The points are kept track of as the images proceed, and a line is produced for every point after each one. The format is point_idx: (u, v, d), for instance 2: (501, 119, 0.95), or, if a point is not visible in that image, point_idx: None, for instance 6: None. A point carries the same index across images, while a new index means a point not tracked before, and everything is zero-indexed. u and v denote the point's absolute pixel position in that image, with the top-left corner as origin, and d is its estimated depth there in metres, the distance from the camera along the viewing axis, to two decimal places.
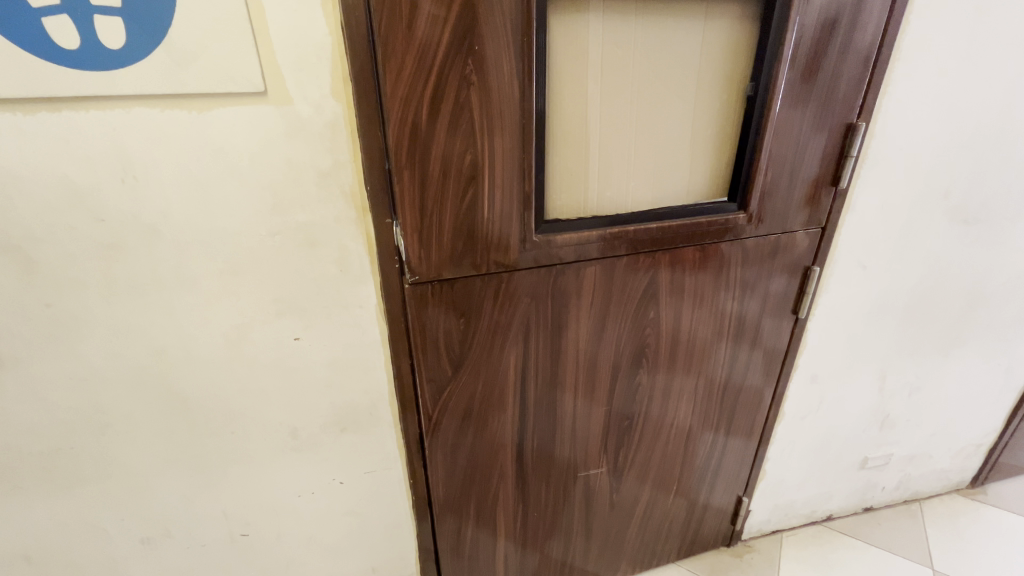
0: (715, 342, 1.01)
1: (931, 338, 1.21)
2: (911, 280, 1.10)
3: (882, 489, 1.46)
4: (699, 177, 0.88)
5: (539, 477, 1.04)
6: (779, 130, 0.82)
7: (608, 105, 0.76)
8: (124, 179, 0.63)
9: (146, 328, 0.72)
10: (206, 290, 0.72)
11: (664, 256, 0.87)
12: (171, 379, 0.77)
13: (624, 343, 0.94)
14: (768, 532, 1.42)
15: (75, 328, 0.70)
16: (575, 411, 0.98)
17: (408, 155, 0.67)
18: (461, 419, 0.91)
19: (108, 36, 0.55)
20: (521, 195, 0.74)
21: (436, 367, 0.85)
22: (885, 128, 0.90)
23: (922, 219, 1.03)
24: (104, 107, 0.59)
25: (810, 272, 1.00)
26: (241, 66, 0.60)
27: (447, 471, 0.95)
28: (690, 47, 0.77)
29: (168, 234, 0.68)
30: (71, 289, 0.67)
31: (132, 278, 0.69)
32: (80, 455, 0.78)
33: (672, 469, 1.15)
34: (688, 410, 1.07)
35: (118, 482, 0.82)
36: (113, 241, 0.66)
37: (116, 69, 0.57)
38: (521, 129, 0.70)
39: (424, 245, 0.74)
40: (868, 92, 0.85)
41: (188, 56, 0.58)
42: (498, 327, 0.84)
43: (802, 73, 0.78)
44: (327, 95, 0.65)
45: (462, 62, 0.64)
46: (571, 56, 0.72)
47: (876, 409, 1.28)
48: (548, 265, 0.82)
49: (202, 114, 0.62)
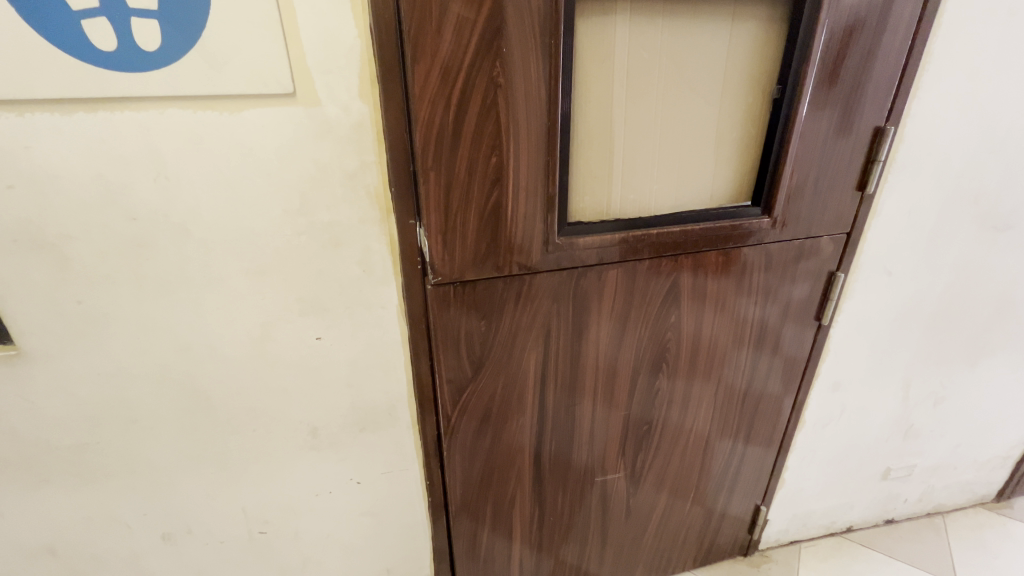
0: (736, 348, 1.00)
1: (957, 348, 1.18)
2: (939, 286, 1.07)
3: (905, 501, 1.43)
4: (723, 181, 0.87)
5: (556, 480, 1.03)
6: (805, 134, 0.81)
7: (632, 108, 0.76)
8: (156, 179, 0.64)
9: (172, 325, 0.73)
10: (232, 288, 0.73)
11: (687, 259, 0.86)
12: (195, 376, 0.78)
13: (644, 348, 0.93)
14: (785, 543, 1.40)
15: (104, 324, 0.71)
16: (593, 416, 0.98)
17: (435, 157, 0.68)
18: (479, 421, 0.91)
19: (145, 37, 0.56)
20: (545, 197, 0.74)
21: (456, 368, 0.85)
22: (912, 132, 0.89)
23: (950, 225, 1.01)
24: (141, 108, 0.61)
25: (835, 277, 0.98)
26: (273, 69, 0.61)
27: (465, 472, 0.95)
28: (716, 51, 0.76)
29: (196, 232, 0.69)
30: (102, 286, 0.69)
31: (160, 276, 0.70)
32: (106, 450, 0.79)
33: (689, 476, 1.14)
34: (706, 415, 1.06)
35: (141, 477, 0.83)
36: (143, 239, 0.67)
37: (151, 71, 0.58)
38: (546, 131, 0.70)
39: (448, 246, 0.74)
40: (898, 94, 0.83)
41: (221, 57, 0.59)
42: (519, 328, 0.84)
43: (829, 76, 0.77)
44: (355, 97, 0.65)
45: (490, 65, 0.64)
46: (597, 59, 0.71)
47: (898, 420, 1.26)
48: (570, 267, 0.81)
49: (233, 116, 0.63)
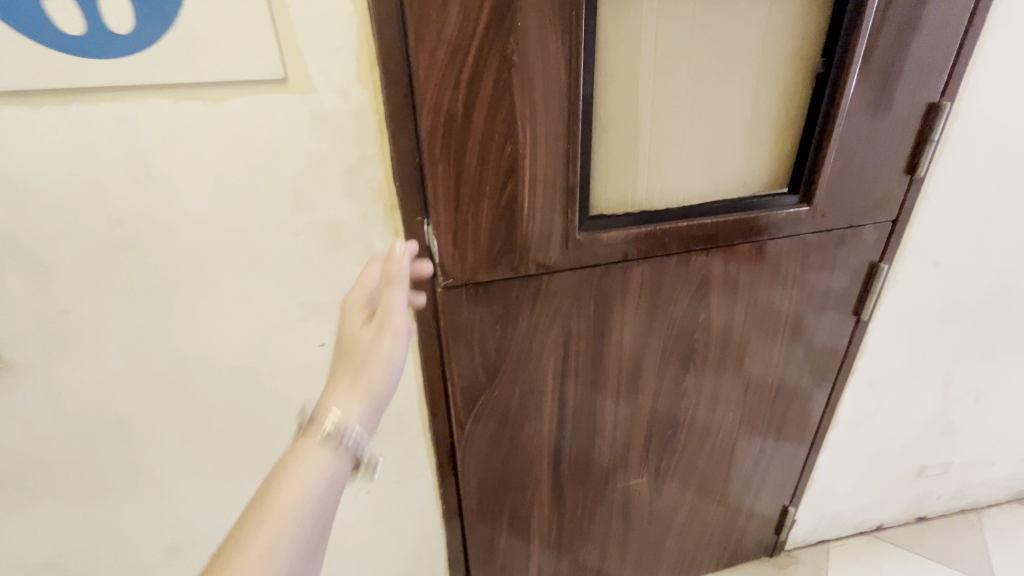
0: (767, 345, 0.93)
1: (1004, 340, 1.10)
2: (988, 275, 0.99)
3: (939, 498, 1.36)
4: (758, 166, 0.79)
5: (576, 485, 0.98)
6: (852, 113, 0.72)
7: (660, 88, 0.68)
8: (138, 177, 0.59)
9: (166, 334, 0.68)
10: (227, 294, 0.68)
11: (717, 253, 0.79)
12: (192, 386, 0.73)
13: (670, 348, 0.87)
14: (813, 543, 1.34)
15: (93, 334, 0.66)
16: (615, 419, 0.92)
17: (442, 147, 0.61)
18: (495, 428, 0.86)
19: (114, 19, 0.50)
20: (565, 188, 0.67)
21: (470, 374, 0.79)
22: (969, 108, 0.80)
23: (1004, 210, 0.92)
24: (116, 99, 0.54)
25: (877, 269, 0.90)
26: (260, 51, 0.54)
27: (480, 480, 0.91)
28: (754, 20, 0.68)
29: (185, 235, 0.63)
30: (88, 294, 0.64)
31: (150, 282, 0.65)
32: (103, 464, 0.75)
33: (715, 477, 1.08)
34: (734, 414, 1.00)
35: (142, 490, 0.79)
36: (128, 243, 0.62)
37: (123, 58, 0.52)
38: (566, 115, 0.63)
39: (459, 245, 0.68)
40: (957, 63, 0.74)
41: (200, 39, 0.52)
42: (537, 331, 0.78)
43: (882, 46, 0.69)
44: (352, 81, 0.59)
45: (503, 41, 0.57)
46: (623, 33, 0.64)
47: (936, 416, 1.19)
48: (592, 265, 0.75)
49: (218, 106, 0.57)
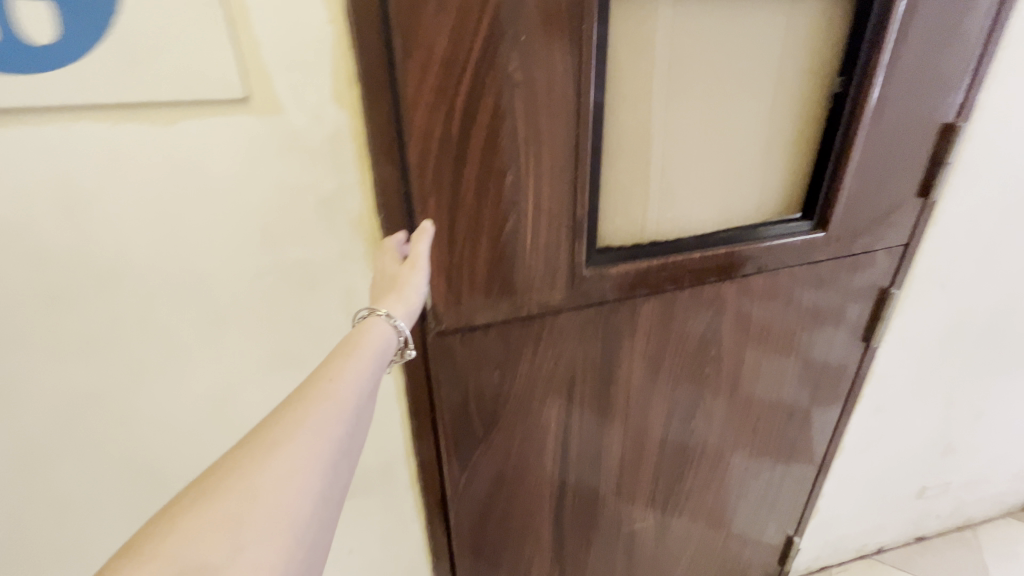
0: (778, 377, 0.88)
1: (1003, 360, 1.09)
2: (992, 297, 0.97)
3: (937, 517, 1.34)
4: (770, 190, 0.74)
5: (578, 532, 0.91)
6: (871, 136, 0.68)
7: (671, 109, 0.62)
8: (69, 214, 0.49)
9: (109, 392, 0.58)
10: (182, 344, 0.58)
11: (730, 284, 0.74)
12: (143, 449, 0.63)
13: (680, 385, 0.81)
14: (815, 569, 1.30)
15: (17, 396, 0.56)
16: (621, 462, 0.85)
17: (434, 177, 0.54)
18: (492, 479, 0.77)
19: (30, 25, 0.40)
20: (571, 219, 0.60)
21: (465, 424, 0.71)
22: (982, 129, 0.77)
23: (1010, 232, 0.90)
24: (37, 121, 0.45)
25: (888, 295, 0.86)
26: (217, 65, 0.46)
27: (475, 535, 0.82)
28: (770, 36, 0.63)
29: (129, 279, 0.53)
30: (9, 351, 0.53)
31: (87, 334, 0.55)
32: (36, 541, 0.64)
33: (720, 513, 1.03)
34: (742, 448, 0.95)
35: (85, 566, 0.68)
36: (59, 289, 0.52)
37: (43, 72, 0.42)
38: (573, 139, 0.56)
39: (452, 286, 0.60)
40: (974, 82, 0.70)
41: (141, 51, 0.43)
42: (539, 375, 0.71)
43: (904, 65, 0.64)
44: (329, 101, 0.50)
45: (503, 56, 0.50)
46: (633, 49, 0.57)
47: (938, 438, 1.16)
48: (599, 302, 0.68)
49: (167, 130, 0.48)
